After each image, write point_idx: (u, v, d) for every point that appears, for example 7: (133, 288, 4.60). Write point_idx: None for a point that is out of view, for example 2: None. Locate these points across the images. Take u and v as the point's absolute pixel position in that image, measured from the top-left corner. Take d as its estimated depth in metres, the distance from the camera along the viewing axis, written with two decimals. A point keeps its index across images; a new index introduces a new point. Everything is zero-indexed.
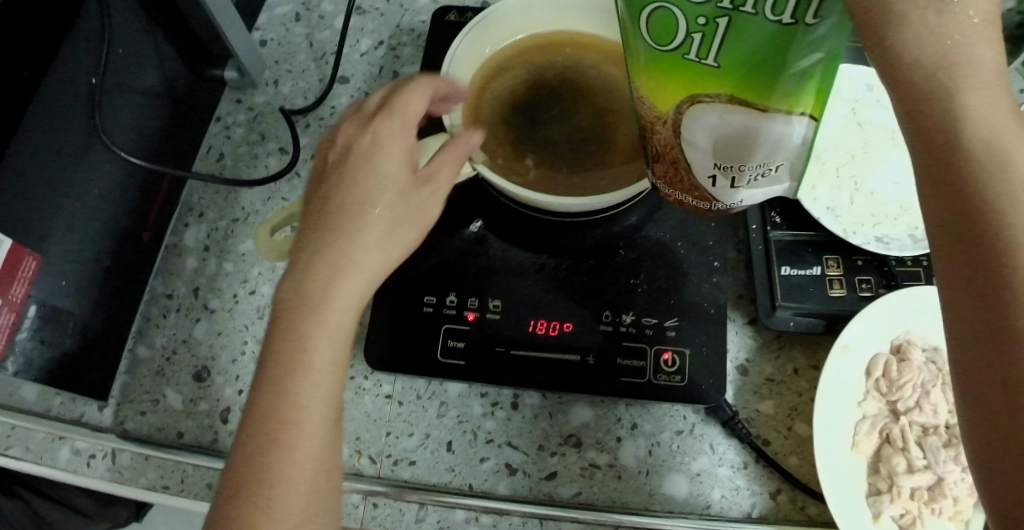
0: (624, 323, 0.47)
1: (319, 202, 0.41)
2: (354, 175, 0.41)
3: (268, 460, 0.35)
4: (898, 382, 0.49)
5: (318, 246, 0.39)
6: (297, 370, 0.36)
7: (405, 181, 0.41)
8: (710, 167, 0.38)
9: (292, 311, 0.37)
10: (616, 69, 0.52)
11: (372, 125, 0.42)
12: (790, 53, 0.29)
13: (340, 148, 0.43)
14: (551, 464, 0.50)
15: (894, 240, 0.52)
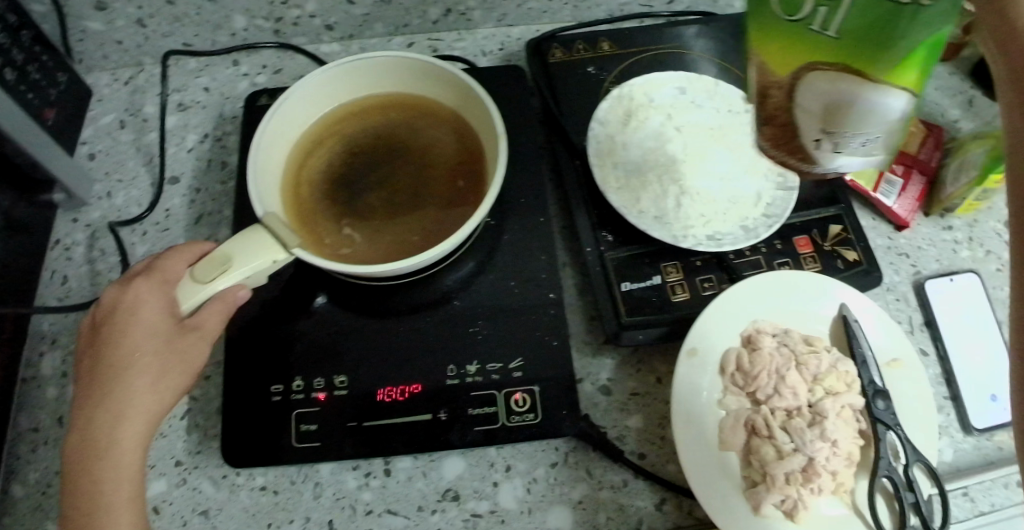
0: (470, 373, 0.48)
1: (86, 372, 0.46)
2: (119, 331, 0.46)
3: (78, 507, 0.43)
4: (752, 373, 0.50)
5: (97, 397, 0.45)
6: (93, 490, 0.43)
7: (167, 331, 0.47)
8: (814, 131, 0.32)
9: (81, 459, 0.43)
10: (425, 125, 0.53)
11: (130, 288, 0.48)
12: (922, 8, 0.25)
13: (104, 310, 0.48)
14: (434, 522, 0.50)
15: (726, 235, 0.53)
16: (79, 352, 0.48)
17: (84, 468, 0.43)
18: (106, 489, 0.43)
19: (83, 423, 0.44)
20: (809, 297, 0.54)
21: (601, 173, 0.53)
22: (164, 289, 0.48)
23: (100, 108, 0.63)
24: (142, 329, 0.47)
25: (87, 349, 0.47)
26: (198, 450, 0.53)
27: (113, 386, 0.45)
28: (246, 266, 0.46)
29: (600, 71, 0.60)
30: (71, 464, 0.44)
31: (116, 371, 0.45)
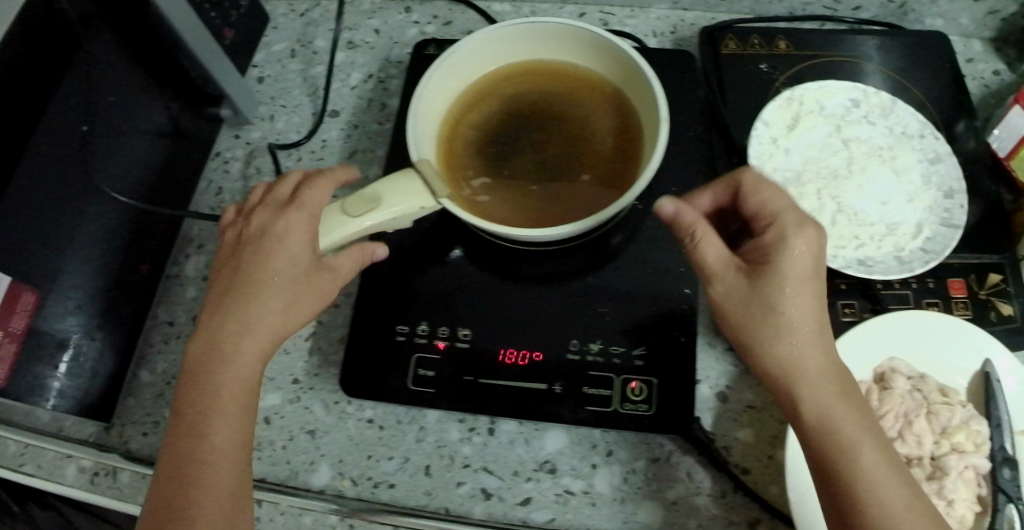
0: (592, 351, 0.48)
1: (223, 283, 0.49)
2: (265, 254, 0.48)
3: (230, 414, 0.45)
4: (878, 411, 0.48)
5: (230, 307, 0.47)
6: (208, 393, 0.45)
7: (306, 262, 0.48)
8: None
9: (202, 360, 0.46)
10: (583, 99, 0.53)
11: (284, 217, 0.48)
12: None
13: (254, 230, 0.49)
14: (526, 489, 0.51)
15: (878, 263, 0.50)
16: (219, 263, 0.50)
17: (192, 414, 0.44)
18: (202, 504, 0.42)
19: (212, 327, 0.47)
20: (952, 347, 0.50)
21: (757, 178, 0.52)
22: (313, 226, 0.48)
23: (275, 36, 0.66)
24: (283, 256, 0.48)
25: (232, 260, 0.49)
26: (316, 373, 0.55)
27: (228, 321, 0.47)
28: (393, 209, 0.46)
29: (771, 69, 0.57)
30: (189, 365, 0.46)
31: (251, 293, 0.47)
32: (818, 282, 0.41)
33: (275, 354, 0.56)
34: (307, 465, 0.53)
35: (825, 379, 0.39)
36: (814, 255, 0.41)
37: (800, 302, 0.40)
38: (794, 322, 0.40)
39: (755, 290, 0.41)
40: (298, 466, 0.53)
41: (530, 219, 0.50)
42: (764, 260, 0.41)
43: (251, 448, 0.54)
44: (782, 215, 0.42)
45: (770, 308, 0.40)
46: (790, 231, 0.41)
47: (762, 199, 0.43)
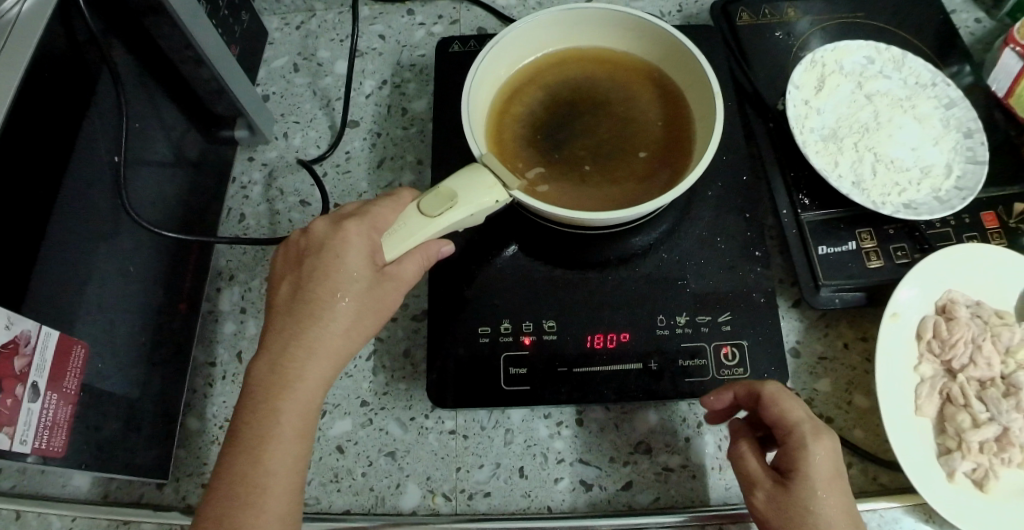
0: (680, 324, 0.48)
1: (284, 303, 0.45)
2: (323, 271, 0.44)
3: (287, 438, 0.42)
4: (949, 341, 0.50)
5: (292, 325, 0.43)
6: (268, 416, 0.42)
7: (369, 276, 0.44)
8: None
9: (267, 393, 0.42)
10: (626, 80, 0.54)
11: (342, 227, 0.45)
12: None
13: (312, 241, 0.45)
14: (625, 473, 0.50)
15: (921, 205, 0.53)
16: (276, 279, 0.46)
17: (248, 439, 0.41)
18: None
19: (275, 347, 0.43)
20: (1003, 273, 0.53)
21: (801, 136, 0.53)
22: (373, 238, 0.44)
23: (274, 52, 0.63)
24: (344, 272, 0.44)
25: (290, 273, 0.46)
26: (385, 391, 0.53)
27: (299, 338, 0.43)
28: (473, 206, 0.45)
29: (787, 36, 0.59)
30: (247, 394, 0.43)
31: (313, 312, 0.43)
32: (844, 481, 0.41)
33: (337, 378, 0.53)
34: (392, 488, 0.50)
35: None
36: (835, 460, 0.40)
37: (836, 505, 0.39)
38: (836, 520, 0.39)
39: (792, 504, 0.40)
40: (384, 491, 0.50)
41: (596, 201, 0.49)
42: (793, 471, 0.40)
43: (329, 481, 0.51)
44: (798, 428, 0.41)
45: (804, 509, 0.39)
46: (808, 442, 0.40)
47: (779, 414, 0.42)
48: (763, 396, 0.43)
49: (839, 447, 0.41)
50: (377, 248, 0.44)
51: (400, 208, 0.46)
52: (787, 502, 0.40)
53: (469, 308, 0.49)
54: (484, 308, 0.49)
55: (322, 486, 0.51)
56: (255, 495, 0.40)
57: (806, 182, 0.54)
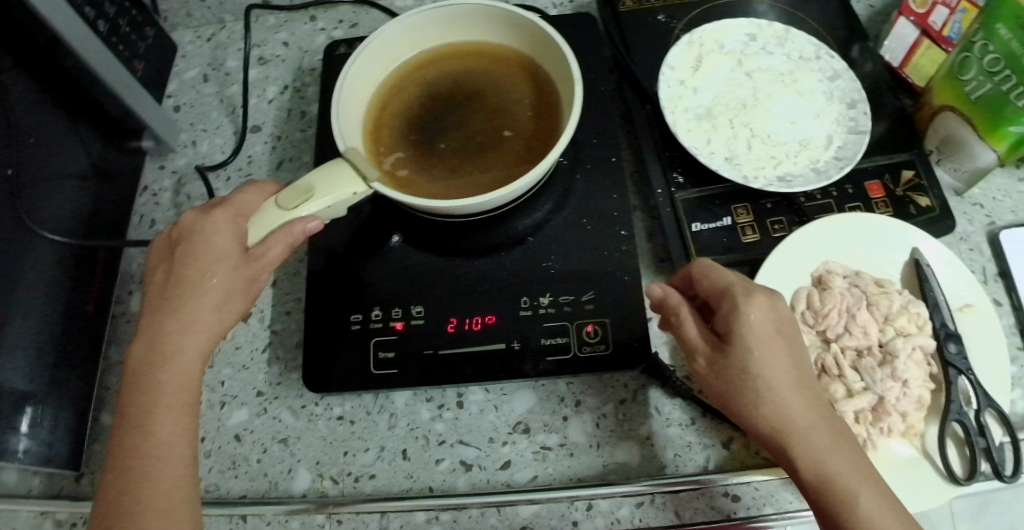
0: (543, 304, 0.49)
1: (157, 290, 0.48)
2: (208, 241, 0.47)
3: (164, 454, 0.44)
4: (822, 311, 0.50)
5: (175, 297, 0.47)
6: (151, 392, 0.45)
7: (236, 257, 0.47)
8: (950, 158, 0.58)
9: (139, 382, 0.46)
10: (499, 70, 0.56)
11: (207, 215, 0.48)
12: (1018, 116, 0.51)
13: (178, 242, 0.49)
14: (504, 453, 0.51)
15: (796, 177, 0.53)
16: (152, 272, 0.49)
17: (132, 412, 0.45)
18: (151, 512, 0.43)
19: (151, 329, 0.47)
20: (879, 243, 0.54)
21: (671, 116, 0.54)
22: (238, 222, 0.48)
23: (185, 63, 0.66)
24: (213, 258, 0.47)
25: (165, 265, 0.48)
26: (278, 382, 0.55)
27: (179, 306, 0.47)
28: (331, 197, 0.47)
29: (670, 19, 0.60)
30: (132, 382, 0.46)
31: (178, 313, 0.46)
32: (784, 338, 0.42)
33: (234, 371, 0.56)
34: (285, 474, 0.52)
35: (815, 426, 0.41)
36: (773, 319, 0.42)
37: (774, 363, 0.42)
38: (772, 378, 0.41)
39: (729, 363, 0.42)
40: (277, 476, 0.52)
41: (466, 188, 0.51)
42: (727, 336, 0.42)
43: (228, 468, 0.53)
44: (730, 292, 0.43)
45: (741, 368, 0.42)
46: (741, 303, 0.42)
47: (713, 282, 0.44)
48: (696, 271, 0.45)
49: (775, 304, 0.43)
50: (243, 232, 0.48)
51: (267, 195, 0.49)
52: (727, 367, 0.42)
53: (345, 297, 0.51)
54: (358, 298, 0.51)
55: (221, 473, 0.53)
56: (142, 480, 0.43)
57: (681, 162, 0.55)
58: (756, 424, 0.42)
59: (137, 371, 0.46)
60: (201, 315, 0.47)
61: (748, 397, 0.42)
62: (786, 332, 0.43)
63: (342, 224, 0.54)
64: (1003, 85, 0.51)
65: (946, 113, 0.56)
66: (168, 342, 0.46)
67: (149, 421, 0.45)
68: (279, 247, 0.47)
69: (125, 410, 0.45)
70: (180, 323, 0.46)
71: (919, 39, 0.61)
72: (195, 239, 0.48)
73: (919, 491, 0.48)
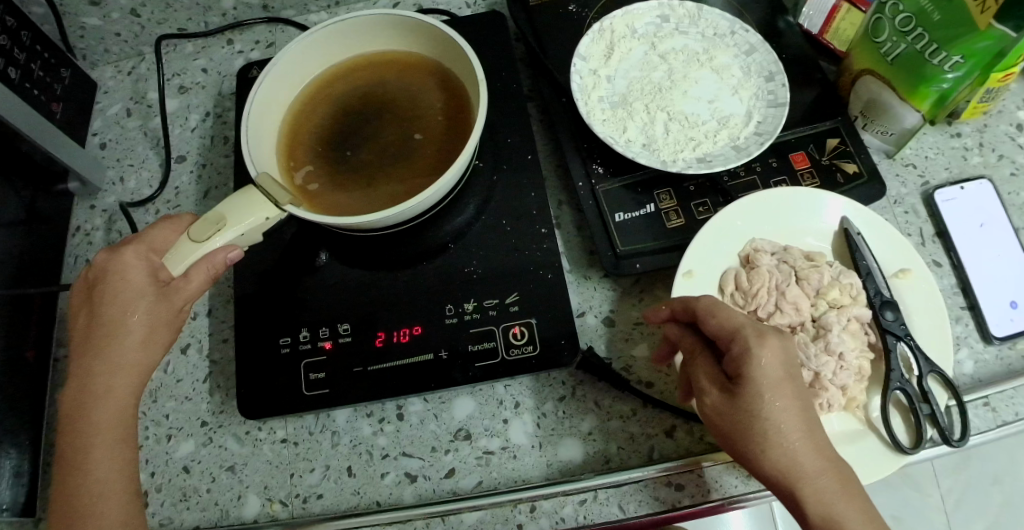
0: (468, 311, 0.50)
1: (82, 332, 0.48)
2: (125, 279, 0.47)
3: (104, 492, 0.45)
4: (751, 291, 0.50)
5: (99, 337, 0.47)
6: (86, 430, 0.45)
7: (154, 292, 0.47)
8: (875, 121, 0.57)
9: (71, 426, 0.45)
10: (408, 78, 0.56)
11: (119, 252, 0.48)
12: (932, 76, 0.51)
13: (96, 280, 0.48)
14: (448, 461, 0.51)
15: (716, 156, 0.52)
16: (74, 313, 0.49)
17: (66, 458, 0.45)
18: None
19: (83, 369, 0.46)
20: (806, 215, 0.53)
21: (585, 107, 0.54)
22: (151, 258, 0.48)
23: (108, 100, 0.66)
24: (132, 296, 0.47)
25: (85, 306, 0.48)
26: (222, 410, 0.55)
27: (104, 346, 0.47)
28: (241, 225, 0.47)
29: (581, 8, 0.59)
30: (62, 426, 0.46)
31: (104, 352, 0.46)
32: (794, 383, 0.41)
33: (178, 404, 0.56)
34: (234, 500, 0.52)
35: (823, 471, 0.40)
36: (783, 362, 0.41)
37: (784, 409, 0.41)
38: (780, 424, 0.40)
39: (740, 405, 0.41)
40: (227, 503, 0.52)
41: (385, 200, 0.51)
42: (738, 377, 0.41)
43: (179, 500, 0.53)
44: (741, 333, 0.42)
45: (753, 412, 0.41)
46: (753, 343, 0.41)
47: (721, 321, 0.43)
48: (704, 307, 0.44)
49: (788, 347, 0.42)
50: (159, 268, 0.48)
51: (179, 230, 0.49)
52: (737, 413, 0.41)
53: (274, 320, 0.52)
54: (287, 321, 0.52)
55: (172, 506, 0.53)
56: (83, 520, 0.44)
57: (600, 153, 0.54)
58: (767, 474, 0.41)
59: (69, 416, 0.45)
60: (127, 352, 0.47)
61: (755, 446, 0.41)
62: (796, 375, 0.41)
63: (268, 249, 0.54)
64: (916, 45, 0.50)
65: (866, 77, 0.56)
66: (94, 382, 0.46)
67: (85, 465, 0.45)
68: (199, 277, 0.47)
69: (60, 456, 0.45)
70: (105, 362, 0.46)
71: (837, 4, 0.59)
72: (112, 278, 0.47)
73: (862, 461, 0.48)
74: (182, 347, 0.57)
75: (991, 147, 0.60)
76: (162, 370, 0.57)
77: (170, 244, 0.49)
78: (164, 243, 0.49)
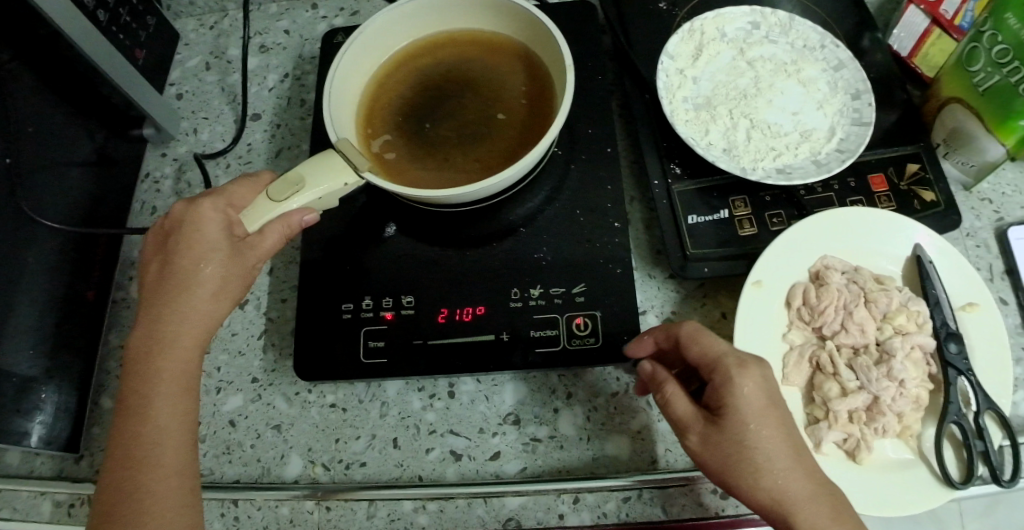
0: (534, 296, 0.50)
1: (153, 280, 0.48)
2: (201, 231, 0.47)
3: (165, 441, 0.45)
4: (818, 308, 0.49)
5: (171, 286, 0.47)
6: (149, 376, 0.46)
7: (230, 246, 0.47)
8: (956, 150, 0.56)
9: (135, 368, 0.46)
10: (491, 58, 0.55)
11: (196, 205, 0.48)
12: (1022, 109, 0.49)
13: (173, 227, 0.48)
14: (494, 444, 0.51)
15: (796, 168, 0.52)
16: (147, 258, 0.49)
17: (130, 402, 0.45)
18: (153, 488, 0.44)
19: (151, 315, 0.47)
20: (881, 237, 0.53)
21: (669, 105, 0.53)
22: (228, 213, 0.48)
23: (187, 52, 0.66)
24: (207, 248, 0.47)
25: (159, 253, 0.48)
26: (273, 368, 0.55)
27: (176, 295, 0.47)
28: (320, 187, 0.47)
29: (672, 7, 0.59)
30: (126, 368, 0.46)
31: (176, 300, 0.46)
32: (778, 411, 0.41)
33: (230, 358, 0.56)
34: (277, 459, 0.53)
35: (817, 501, 0.39)
36: (765, 390, 0.41)
37: (771, 439, 0.40)
38: (768, 454, 0.39)
39: (725, 438, 0.40)
40: (269, 461, 0.52)
41: (459, 177, 0.50)
42: (721, 408, 0.40)
43: (223, 453, 0.53)
44: (723, 362, 0.41)
45: (742, 444, 0.39)
46: (735, 372, 0.41)
47: (702, 349, 0.42)
48: (684, 336, 0.43)
49: (767, 375, 0.41)
50: (235, 223, 0.48)
51: (259, 187, 0.49)
52: (723, 447, 0.40)
53: (336, 285, 0.52)
54: (349, 287, 0.52)
55: (216, 458, 0.53)
56: (141, 464, 0.44)
57: (679, 153, 0.54)
58: (758, 506, 0.39)
59: (134, 359, 0.46)
60: (198, 305, 0.47)
61: (744, 477, 0.39)
62: (778, 404, 0.41)
63: (337, 214, 0.55)
64: (1009, 77, 0.49)
65: (954, 105, 0.55)
66: (163, 331, 0.46)
67: (147, 410, 0.45)
68: (274, 234, 0.47)
69: (124, 400, 0.45)
70: (176, 312, 0.46)
71: (930, 28, 0.60)
72: (189, 228, 0.47)
73: (912, 491, 0.47)
74: (240, 302, 0.57)
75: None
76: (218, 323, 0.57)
77: (247, 201, 0.49)
78: (242, 201, 0.48)
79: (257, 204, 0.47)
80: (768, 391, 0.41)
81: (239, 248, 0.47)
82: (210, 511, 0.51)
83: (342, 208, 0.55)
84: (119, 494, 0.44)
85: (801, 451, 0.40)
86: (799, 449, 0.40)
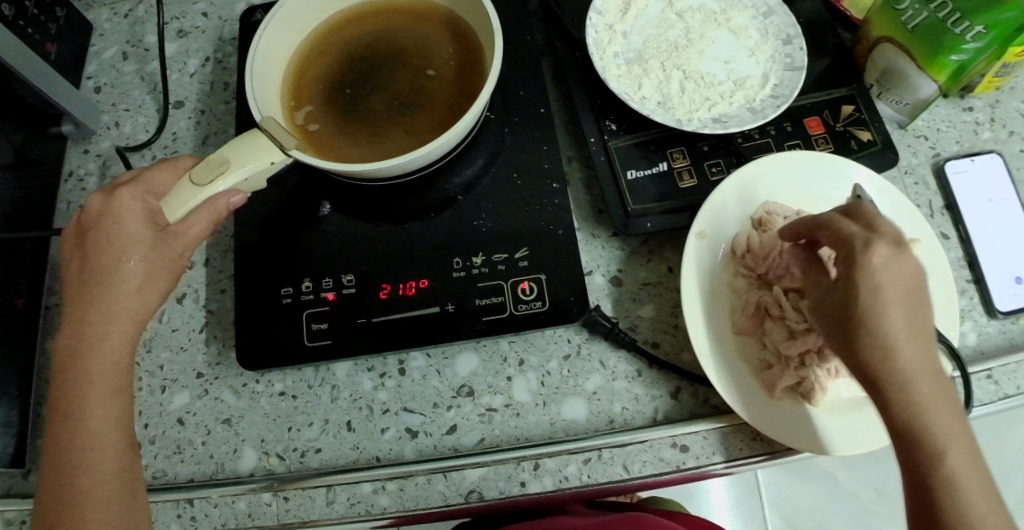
0: (476, 265, 0.50)
1: (75, 279, 0.46)
2: (119, 223, 0.45)
3: (99, 443, 0.43)
4: (762, 254, 0.49)
5: (94, 283, 0.45)
6: (80, 380, 0.44)
7: (152, 237, 0.45)
8: (889, 92, 0.56)
9: (66, 372, 0.44)
10: (419, 27, 0.55)
11: (115, 195, 0.46)
12: (951, 45, 0.50)
13: (92, 220, 0.46)
14: (450, 418, 0.50)
15: (731, 117, 0.51)
16: (67, 257, 0.47)
17: (61, 406, 0.44)
18: (92, 496, 0.42)
19: (75, 317, 0.45)
20: (820, 179, 0.53)
21: (600, 62, 0.53)
22: (148, 201, 0.46)
23: (103, 43, 0.64)
24: (128, 240, 0.45)
25: (79, 250, 0.47)
26: (218, 361, 0.54)
27: (101, 291, 0.45)
28: (245, 167, 0.45)
29: None
30: (55, 373, 0.44)
31: (100, 298, 0.45)
32: (910, 296, 0.38)
33: (172, 354, 0.54)
34: (230, 454, 0.51)
35: (942, 399, 0.37)
36: (896, 272, 0.38)
37: (899, 327, 0.38)
38: (896, 340, 0.37)
39: (855, 323, 0.38)
40: (222, 457, 0.51)
41: (393, 149, 0.50)
42: (854, 290, 0.38)
43: (173, 453, 0.51)
44: (853, 242, 0.39)
45: (882, 330, 0.38)
46: (857, 256, 0.38)
47: (836, 232, 0.40)
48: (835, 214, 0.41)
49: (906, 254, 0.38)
50: (156, 212, 0.46)
51: (178, 172, 0.48)
52: (914, 313, 0.38)
53: (275, 270, 0.51)
54: (289, 271, 0.51)
55: (166, 459, 0.51)
56: (75, 472, 0.42)
57: (614, 110, 0.54)
58: (885, 403, 0.38)
59: (64, 362, 0.44)
60: (125, 302, 0.45)
61: (874, 369, 0.38)
62: (910, 291, 0.38)
63: (271, 198, 0.54)
64: (937, 13, 0.50)
65: (883, 45, 0.55)
66: (88, 331, 0.44)
67: (79, 415, 0.43)
68: (202, 222, 0.45)
69: (54, 405, 0.44)
70: (101, 310, 0.45)
71: None
72: (107, 222, 0.46)
73: (872, 428, 0.46)
74: (178, 297, 0.55)
75: (1001, 123, 0.59)
76: (156, 319, 0.55)
77: (168, 187, 0.47)
78: (164, 187, 0.47)
79: (179, 191, 0.45)
80: (910, 275, 0.38)
81: (161, 235, 0.45)
82: (165, 513, 0.49)
83: (279, 189, 0.54)
84: (56, 506, 0.42)
85: (928, 345, 0.38)
86: (923, 344, 0.38)
